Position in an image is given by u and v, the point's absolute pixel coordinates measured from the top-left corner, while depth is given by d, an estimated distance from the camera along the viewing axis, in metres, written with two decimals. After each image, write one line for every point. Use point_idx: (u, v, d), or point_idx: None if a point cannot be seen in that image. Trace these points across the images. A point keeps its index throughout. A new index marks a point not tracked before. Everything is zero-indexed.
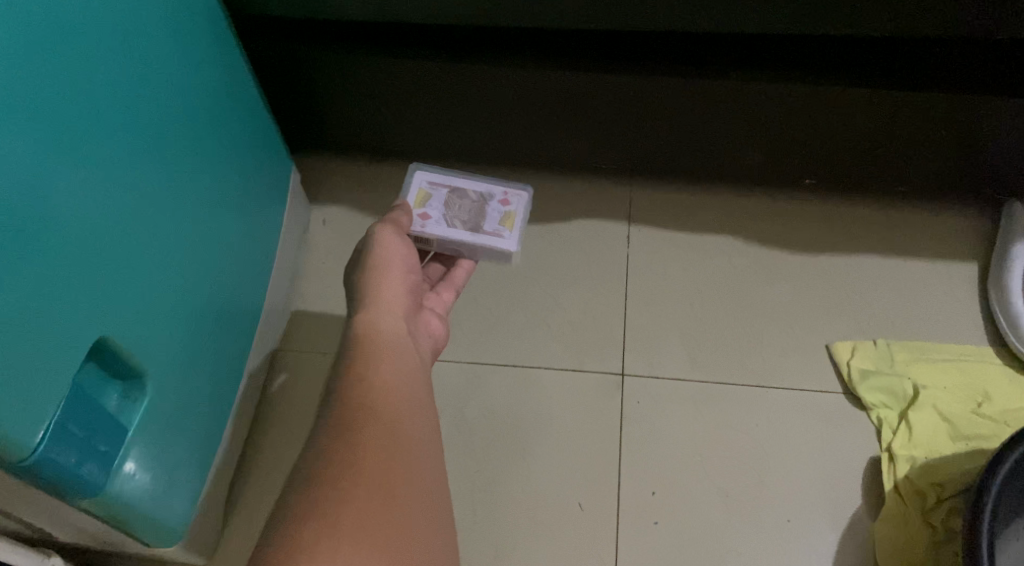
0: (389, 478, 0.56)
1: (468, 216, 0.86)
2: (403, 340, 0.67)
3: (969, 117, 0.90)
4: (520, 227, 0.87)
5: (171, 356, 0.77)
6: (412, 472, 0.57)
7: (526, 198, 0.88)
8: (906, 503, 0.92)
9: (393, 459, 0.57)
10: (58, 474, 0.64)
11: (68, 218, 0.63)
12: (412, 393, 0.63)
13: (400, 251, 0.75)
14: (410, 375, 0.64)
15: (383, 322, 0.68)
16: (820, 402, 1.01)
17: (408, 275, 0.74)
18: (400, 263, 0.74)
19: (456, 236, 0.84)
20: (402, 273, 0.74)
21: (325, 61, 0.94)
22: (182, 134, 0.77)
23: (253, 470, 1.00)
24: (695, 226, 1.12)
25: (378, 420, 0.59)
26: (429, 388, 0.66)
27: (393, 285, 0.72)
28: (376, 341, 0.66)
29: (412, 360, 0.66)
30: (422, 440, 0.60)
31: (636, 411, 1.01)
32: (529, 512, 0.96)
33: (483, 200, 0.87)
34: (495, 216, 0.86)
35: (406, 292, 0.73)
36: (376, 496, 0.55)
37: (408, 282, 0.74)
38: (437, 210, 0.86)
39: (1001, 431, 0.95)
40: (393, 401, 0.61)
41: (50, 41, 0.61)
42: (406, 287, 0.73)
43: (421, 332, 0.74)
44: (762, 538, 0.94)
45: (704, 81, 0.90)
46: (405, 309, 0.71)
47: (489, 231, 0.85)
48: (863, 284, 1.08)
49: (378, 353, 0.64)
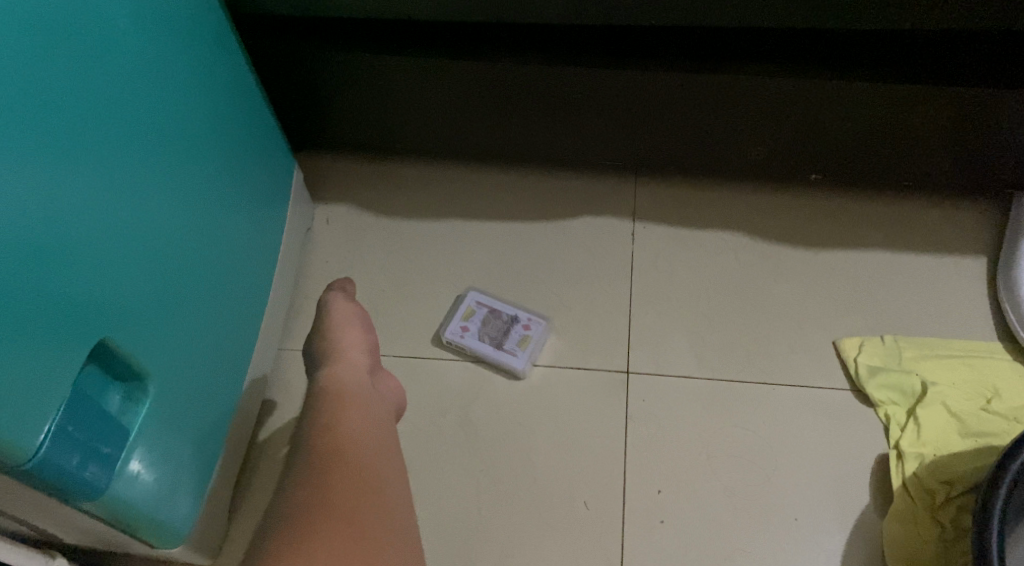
0: (368, 510, 0.68)
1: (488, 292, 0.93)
2: (365, 384, 0.83)
3: (975, 111, 0.89)
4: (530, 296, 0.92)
5: (172, 359, 0.77)
6: (385, 499, 0.70)
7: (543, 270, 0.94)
8: (914, 500, 0.91)
9: (373, 490, 0.70)
10: (61, 478, 0.64)
11: (70, 218, 0.63)
12: (376, 438, 0.76)
13: (354, 310, 0.91)
14: (362, 433, 0.76)
15: (345, 372, 0.83)
16: (827, 399, 1.00)
17: (358, 333, 0.88)
18: (355, 323, 0.89)
19: (483, 351, 1.03)
20: (363, 328, 0.90)
21: (325, 60, 0.94)
22: (183, 135, 0.77)
23: (255, 471, 0.99)
24: (701, 223, 1.12)
25: (349, 458, 0.72)
26: (388, 426, 0.79)
27: (353, 337, 0.87)
28: (341, 392, 0.80)
29: (376, 408, 0.80)
30: (392, 476, 0.73)
31: (641, 409, 1.00)
32: (535, 511, 0.95)
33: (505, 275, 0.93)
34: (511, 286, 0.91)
35: (366, 347, 0.88)
36: (355, 520, 0.67)
37: (368, 338, 0.89)
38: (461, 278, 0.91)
39: (1011, 428, 0.94)
40: (369, 430, 0.76)
41: (56, 46, 0.62)
42: (359, 348, 0.87)
43: (384, 389, 0.86)
44: (771, 538, 0.93)
45: (707, 77, 0.90)
46: (367, 362, 0.87)
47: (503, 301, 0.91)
48: (871, 280, 1.07)
49: (342, 405, 0.78)
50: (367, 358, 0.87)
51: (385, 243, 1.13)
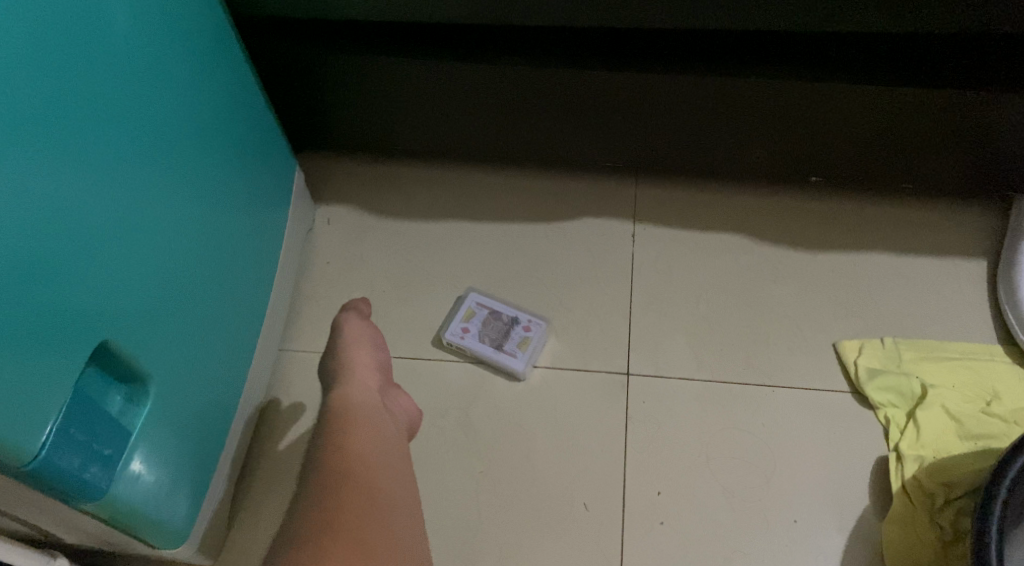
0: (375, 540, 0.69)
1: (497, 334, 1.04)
2: (376, 402, 0.83)
3: (975, 114, 0.89)
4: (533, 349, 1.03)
5: (174, 360, 0.77)
6: (390, 527, 0.70)
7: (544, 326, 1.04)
8: (913, 503, 0.91)
9: (380, 524, 0.70)
10: (63, 479, 0.64)
11: (72, 220, 0.64)
12: (387, 465, 0.76)
13: (366, 330, 0.90)
14: (370, 460, 0.75)
15: (354, 392, 0.83)
16: (826, 401, 1.00)
17: (369, 352, 0.88)
18: (367, 342, 0.89)
19: (483, 352, 1.03)
20: (375, 346, 0.89)
21: (326, 62, 0.94)
22: (185, 138, 0.77)
23: (255, 472, 0.99)
24: (701, 224, 1.12)
25: (356, 488, 0.72)
26: (399, 449, 0.79)
27: (365, 357, 0.87)
28: (352, 412, 0.80)
29: (386, 430, 0.80)
30: (400, 507, 0.73)
31: (641, 410, 1.00)
32: (535, 513, 0.95)
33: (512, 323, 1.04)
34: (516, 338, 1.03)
35: (378, 367, 0.88)
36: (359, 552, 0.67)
37: (380, 357, 0.89)
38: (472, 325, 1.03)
39: (1011, 430, 0.94)
40: (378, 454, 0.76)
41: (59, 49, 0.62)
42: (370, 367, 0.87)
43: (397, 408, 0.86)
44: (770, 540, 0.93)
45: (707, 79, 0.90)
46: (379, 382, 0.86)
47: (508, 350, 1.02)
48: (871, 282, 1.07)
49: (353, 424, 0.78)
50: (379, 376, 0.86)
51: (386, 244, 1.14)
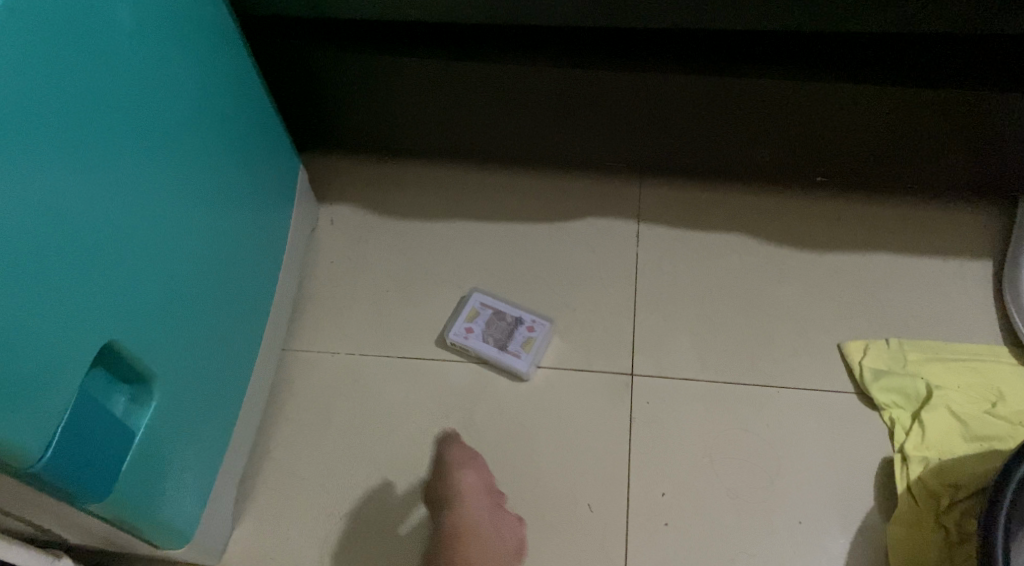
0: None
1: (500, 334, 1.04)
2: (488, 535, 0.88)
3: (981, 116, 0.89)
4: (537, 350, 1.02)
5: (179, 362, 0.77)
6: None
7: (548, 326, 1.04)
8: (918, 504, 0.91)
9: None
10: (67, 480, 0.64)
11: (76, 220, 0.63)
12: None
13: (467, 454, 0.94)
14: None
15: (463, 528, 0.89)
16: (831, 401, 1.00)
17: (472, 479, 0.92)
18: (472, 464, 0.94)
19: (486, 353, 1.03)
20: (476, 470, 0.93)
21: (330, 60, 0.94)
22: (189, 138, 0.77)
23: (260, 472, 0.99)
24: (705, 225, 1.12)
25: None
26: None
27: (471, 484, 0.92)
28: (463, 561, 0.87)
29: None
30: None
31: (645, 411, 1.00)
32: (539, 514, 0.95)
33: (515, 324, 1.04)
34: (519, 339, 1.03)
35: (484, 491, 0.92)
36: None
37: (485, 479, 0.93)
38: (478, 325, 1.04)
39: (1018, 431, 0.93)
40: None
41: (63, 47, 0.62)
42: (475, 496, 0.91)
43: (506, 531, 0.90)
44: (774, 540, 0.93)
45: (712, 80, 0.90)
46: (487, 506, 0.91)
47: (512, 351, 1.02)
48: (875, 283, 1.07)
49: None
50: (487, 501, 0.91)
51: (390, 244, 1.13)
